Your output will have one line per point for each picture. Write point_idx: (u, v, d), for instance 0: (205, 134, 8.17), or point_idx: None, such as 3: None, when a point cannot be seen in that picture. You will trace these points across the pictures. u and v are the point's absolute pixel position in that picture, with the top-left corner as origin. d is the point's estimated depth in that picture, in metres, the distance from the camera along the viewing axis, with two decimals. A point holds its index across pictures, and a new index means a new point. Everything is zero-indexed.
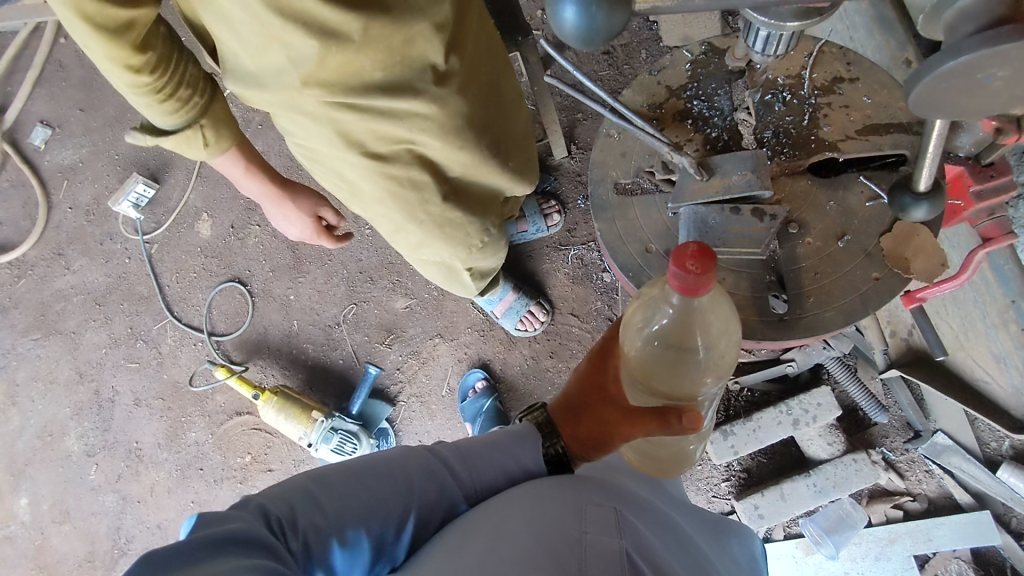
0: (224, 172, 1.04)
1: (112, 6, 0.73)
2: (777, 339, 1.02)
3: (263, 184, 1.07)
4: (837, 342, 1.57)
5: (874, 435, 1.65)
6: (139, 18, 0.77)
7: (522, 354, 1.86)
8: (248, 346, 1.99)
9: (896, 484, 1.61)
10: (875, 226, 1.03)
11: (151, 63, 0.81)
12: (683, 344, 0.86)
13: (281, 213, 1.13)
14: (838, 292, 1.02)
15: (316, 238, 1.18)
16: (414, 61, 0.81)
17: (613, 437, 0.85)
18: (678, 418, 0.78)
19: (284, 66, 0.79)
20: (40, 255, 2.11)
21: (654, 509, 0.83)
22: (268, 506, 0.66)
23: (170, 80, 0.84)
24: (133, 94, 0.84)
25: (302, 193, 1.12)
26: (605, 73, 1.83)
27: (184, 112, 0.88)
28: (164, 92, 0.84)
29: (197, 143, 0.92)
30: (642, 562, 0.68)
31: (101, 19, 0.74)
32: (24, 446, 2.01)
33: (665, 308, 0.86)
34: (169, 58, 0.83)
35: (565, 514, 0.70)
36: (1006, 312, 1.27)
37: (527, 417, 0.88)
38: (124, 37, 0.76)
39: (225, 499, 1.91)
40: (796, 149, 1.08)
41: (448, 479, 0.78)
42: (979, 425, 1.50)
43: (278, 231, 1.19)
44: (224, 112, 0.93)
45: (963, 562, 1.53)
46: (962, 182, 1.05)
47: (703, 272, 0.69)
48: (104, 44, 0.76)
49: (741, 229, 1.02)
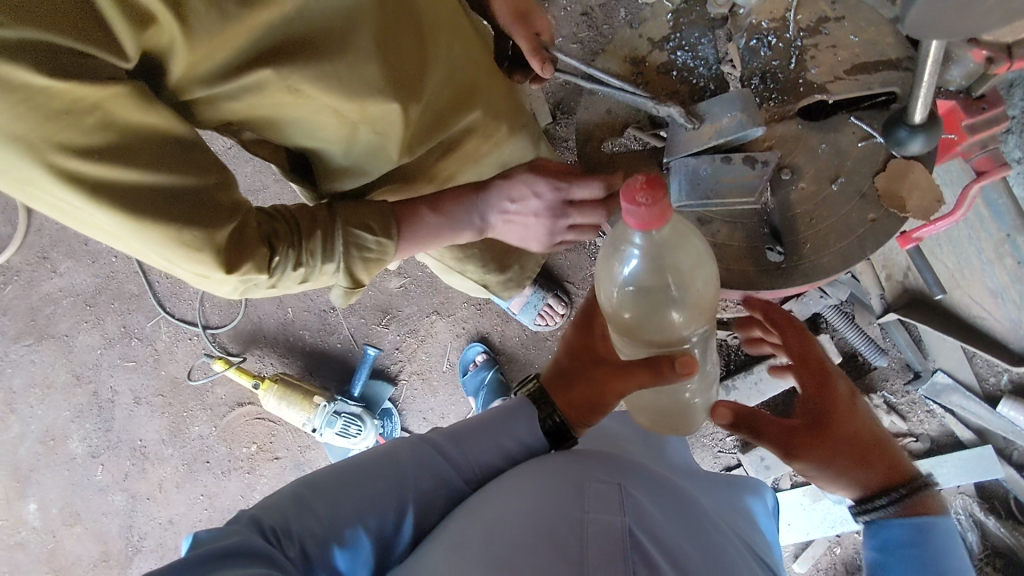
0: (436, 230, 0.93)
1: (209, 234, 0.67)
2: (775, 288, 1.02)
3: (463, 205, 0.94)
4: (834, 289, 1.58)
5: (875, 379, 1.65)
6: (241, 208, 0.71)
7: (519, 326, 1.85)
8: (244, 338, 1.97)
9: (898, 426, 1.62)
10: (869, 166, 1.02)
11: (277, 235, 0.75)
12: (661, 280, 0.84)
13: (512, 209, 0.95)
14: (834, 236, 1.02)
15: (570, 191, 0.91)
16: (446, 83, 0.94)
17: (606, 396, 0.82)
18: (670, 366, 0.75)
19: (371, 139, 0.88)
20: (25, 260, 2.03)
21: (658, 478, 0.81)
22: (260, 517, 0.66)
23: (300, 231, 0.77)
24: (286, 276, 0.78)
25: (500, 178, 0.95)
26: (585, 35, 1.80)
27: (338, 244, 0.80)
28: (308, 244, 0.78)
29: (372, 255, 0.85)
30: (644, 537, 0.66)
31: (213, 251, 0.68)
32: (27, 452, 2.01)
33: (626, 250, 0.84)
34: (280, 217, 0.77)
35: (566, 495, 0.69)
36: (1001, 247, 1.32)
37: (521, 390, 0.85)
38: (241, 240, 0.70)
39: (234, 490, 1.93)
40: (785, 94, 1.06)
41: (444, 466, 0.76)
42: (977, 362, 1.53)
43: (553, 235, 0.97)
44: (370, 207, 0.84)
45: (968, 496, 1.57)
46: (954, 117, 1.02)
47: (654, 203, 0.65)
48: (241, 269, 0.71)
49: (734, 178, 1.01)
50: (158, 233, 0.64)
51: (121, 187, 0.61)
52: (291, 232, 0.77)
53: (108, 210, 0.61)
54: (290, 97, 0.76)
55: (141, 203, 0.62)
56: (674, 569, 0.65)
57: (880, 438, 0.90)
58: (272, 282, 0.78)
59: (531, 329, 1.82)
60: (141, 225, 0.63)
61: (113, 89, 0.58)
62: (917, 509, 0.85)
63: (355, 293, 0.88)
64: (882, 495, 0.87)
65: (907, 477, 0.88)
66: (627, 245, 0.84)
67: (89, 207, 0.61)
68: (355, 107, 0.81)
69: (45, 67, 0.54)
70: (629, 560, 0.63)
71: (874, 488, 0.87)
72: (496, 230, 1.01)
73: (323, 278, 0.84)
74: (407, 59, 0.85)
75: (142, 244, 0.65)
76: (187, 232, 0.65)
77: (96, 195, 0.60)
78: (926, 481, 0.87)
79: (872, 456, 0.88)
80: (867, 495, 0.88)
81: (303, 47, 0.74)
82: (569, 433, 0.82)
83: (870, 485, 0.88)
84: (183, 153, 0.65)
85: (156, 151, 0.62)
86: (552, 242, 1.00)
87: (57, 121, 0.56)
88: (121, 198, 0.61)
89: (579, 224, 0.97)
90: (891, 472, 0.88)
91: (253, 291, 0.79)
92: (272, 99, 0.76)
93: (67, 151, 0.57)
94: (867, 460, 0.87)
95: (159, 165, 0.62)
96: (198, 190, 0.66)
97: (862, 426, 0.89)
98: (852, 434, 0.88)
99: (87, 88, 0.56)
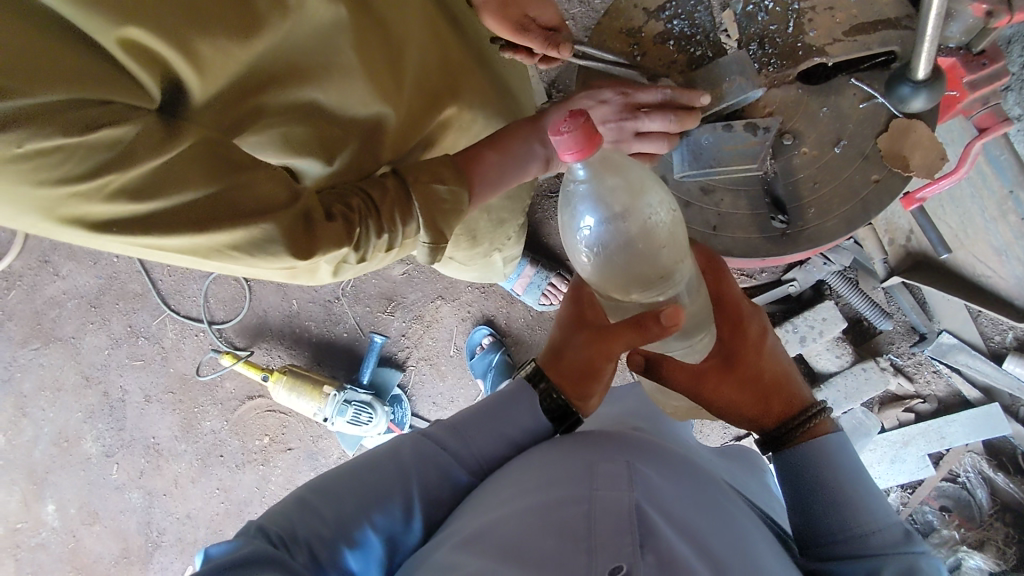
0: (498, 169, 0.89)
1: (274, 221, 0.64)
2: (781, 255, 1.04)
3: (520, 138, 0.91)
4: (837, 256, 1.58)
5: (880, 342, 1.64)
6: (299, 193, 0.68)
7: (524, 307, 1.85)
8: (250, 332, 1.97)
9: (906, 388, 1.63)
10: (871, 128, 1.01)
11: (350, 211, 0.71)
12: (626, 235, 0.84)
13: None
14: (837, 200, 1.03)
15: (635, 95, 0.96)
16: (424, 81, 0.93)
17: (597, 363, 0.81)
18: (654, 320, 0.76)
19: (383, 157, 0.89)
20: (26, 264, 2.02)
21: (672, 456, 0.80)
22: (267, 525, 0.67)
23: (372, 201, 0.73)
24: (371, 246, 0.74)
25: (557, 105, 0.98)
26: (577, 11, 1.78)
27: (417, 211, 0.75)
28: (385, 208, 0.73)
29: (449, 206, 0.78)
30: (653, 511, 0.63)
31: (289, 239, 0.65)
32: (42, 455, 2.03)
33: (579, 215, 0.85)
34: (349, 194, 0.73)
35: (575, 478, 0.68)
36: (1005, 204, 1.33)
37: (518, 372, 0.85)
38: (310, 222, 0.67)
39: (249, 482, 1.96)
40: (783, 59, 1.05)
41: (446, 460, 0.76)
42: (982, 321, 1.54)
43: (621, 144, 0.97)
44: (431, 164, 0.78)
45: (976, 455, 1.58)
46: (955, 73, 1.01)
47: (578, 125, 0.65)
48: (318, 251, 0.67)
49: (735, 145, 1.01)
50: (227, 243, 0.62)
51: (174, 215, 0.59)
52: (364, 204, 0.72)
53: (171, 238, 0.59)
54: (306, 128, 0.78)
55: (200, 221, 0.59)
56: (685, 539, 0.62)
57: (785, 374, 0.90)
58: (361, 257, 0.75)
59: (536, 309, 1.83)
60: (213, 238, 0.61)
61: (140, 126, 0.56)
62: (811, 438, 0.84)
63: (439, 251, 0.80)
64: (780, 432, 0.86)
65: (805, 406, 0.87)
66: (582, 209, 0.84)
67: (156, 243, 0.59)
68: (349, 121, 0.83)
69: (78, 126, 0.53)
70: (638, 532, 0.60)
71: (772, 425, 0.87)
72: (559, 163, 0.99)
73: (406, 244, 0.80)
74: (383, 69, 0.85)
75: (215, 257, 0.63)
76: (259, 225, 0.63)
77: (152, 231, 0.58)
78: (823, 407, 0.85)
79: (768, 397, 0.87)
80: (765, 433, 0.88)
81: (298, 74, 0.75)
82: (572, 409, 0.80)
83: (766, 424, 0.87)
84: (214, 160, 0.61)
85: (191, 168, 0.59)
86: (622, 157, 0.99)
87: (94, 179, 0.54)
88: (185, 219, 0.59)
89: (650, 131, 0.97)
90: (787, 408, 0.87)
91: (344, 270, 0.77)
92: (291, 137, 0.77)
93: (116, 201, 0.56)
94: (764, 403, 0.87)
95: (199, 179, 0.59)
96: (242, 188, 0.62)
97: (767, 368, 0.88)
98: (753, 378, 0.88)
99: (119, 132, 0.55)
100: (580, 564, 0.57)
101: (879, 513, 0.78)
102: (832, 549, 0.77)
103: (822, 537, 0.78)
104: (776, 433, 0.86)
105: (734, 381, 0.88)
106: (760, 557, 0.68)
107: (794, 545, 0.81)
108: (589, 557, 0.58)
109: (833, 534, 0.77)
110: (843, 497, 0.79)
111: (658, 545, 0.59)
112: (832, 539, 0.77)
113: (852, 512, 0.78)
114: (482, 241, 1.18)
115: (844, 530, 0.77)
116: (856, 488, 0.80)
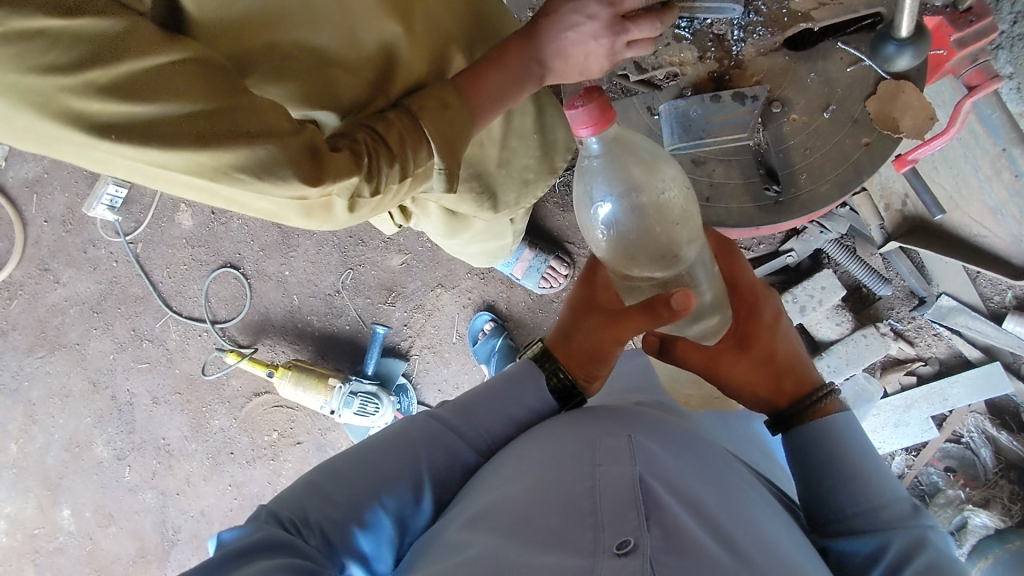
0: (502, 85, 0.84)
1: (277, 142, 0.61)
2: (775, 222, 1.04)
3: (516, 55, 0.86)
4: (834, 224, 1.58)
5: (880, 308, 1.64)
6: (305, 127, 0.65)
7: (524, 290, 1.86)
8: (253, 329, 1.98)
9: (907, 352, 1.64)
10: (860, 90, 1.01)
11: (357, 144, 0.69)
12: (639, 209, 0.84)
13: (569, 41, 0.88)
14: (830, 164, 1.03)
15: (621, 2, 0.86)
16: (437, 25, 0.90)
17: (605, 347, 0.82)
18: (665, 305, 0.74)
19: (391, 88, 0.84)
20: (27, 273, 2.02)
21: (676, 429, 0.81)
22: (278, 511, 0.67)
23: (379, 134, 0.71)
24: (386, 177, 0.71)
25: (542, 17, 0.88)
26: None
27: (431, 139, 0.74)
28: (390, 139, 0.71)
29: (453, 123, 0.76)
30: (656, 483, 0.64)
31: (296, 159, 0.62)
32: (54, 461, 2.05)
33: (593, 198, 0.86)
34: (353, 130, 0.70)
35: (578, 452, 0.69)
36: (998, 161, 1.33)
37: (525, 353, 0.86)
38: (316, 149, 0.64)
39: (261, 477, 1.97)
40: (770, 26, 1.04)
41: (454, 440, 0.78)
42: (982, 282, 1.54)
43: (613, 56, 0.91)
44: (432, 91, 0.77)
45: (979, 414, 1.59)
46: (942, 32, 1.01)
47: (591, 101, 0.69)
48: (325, 179, 0.64)
49: (725, 116, 1.02)
50: (232, 164, 0.59)
51: (174, 125, 0.56)
52: (371, 138, 0.70)
53: (173, 151, 0.56)
54: (310, 60, 0.77)
55: (197, 135, 0.57)
56: (689, 510, 0.62)
57: (797, 357, 0.89)
58: (375, 190, 0.72)
59: (535, 292, 1.84)
60: (215, 157, 0.58)
61: (130, 24, 0.54)
62: (820, 417, 0.83)
63: (455, 177, 0.79)
64: (791, 411, 0.85)
65: (816, 387, 0.86)
66: (596, 190, 0.85)
67: (157, 158, 0.57)
68: (363, 58, 0.81)
69: (59, 9, 0.51)
70: (642, 506, 0.61)
71: (783, 405, 0.87)
72: (554, 76, 0.92)
73: (421, 174, 0.76)
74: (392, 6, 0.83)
75: (223, 184, 0.60)
76: (261, 146, 0.60)
77: (149, 142, 0.55)
78: (833, 389, 0.85)
79: (781, 376, 0.87)
80: (775, 413, 0.87)
81: (305, 9, 0.74)
82: (576, 389, 0.83)
83: (779, 403, 0.87)
84: (214, 78, 0.59)
85: (189, 80, 0.57)
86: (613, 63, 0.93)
87: (80, 72, 0.52)
88: (180, 129, 0.56)
89: (637, 39, 0.90)
90: (800, 389, 0.87)
91: (361, 207, 0.73)
92: (294, 66, 0.76)
93: (109, 101, 0.53)
94: (776, 382, 0.87)
95: (198, 93, 0.57)
96: (245, 111, 0.60)
97: (781, 348, 0.88)
98: (766, 359, 0.88)
99: (105, 24, 0.53)
100: (587, 538, 0.59)
101: (886, 485, 0.77)
102: (842, 526, 0.76)
103: (832, 514, 0.78)
104: (786, 413, 0.86)
105: (747, 361, 0.88)
106: (762, 521, 0.69)
107: (807, 522, 0.81)
108: (595, 533, 0.59)
109: (844, 512, 0.76)
110: (852, 471, 0.78)
111: (664, 518, 0.60)
112: (842, 516, 0.76)
113: (862, 487, 0.77)
114: (504, 198, 1.15)
115: (855, 506, 0.76)
116: (865, 462, 0.79)
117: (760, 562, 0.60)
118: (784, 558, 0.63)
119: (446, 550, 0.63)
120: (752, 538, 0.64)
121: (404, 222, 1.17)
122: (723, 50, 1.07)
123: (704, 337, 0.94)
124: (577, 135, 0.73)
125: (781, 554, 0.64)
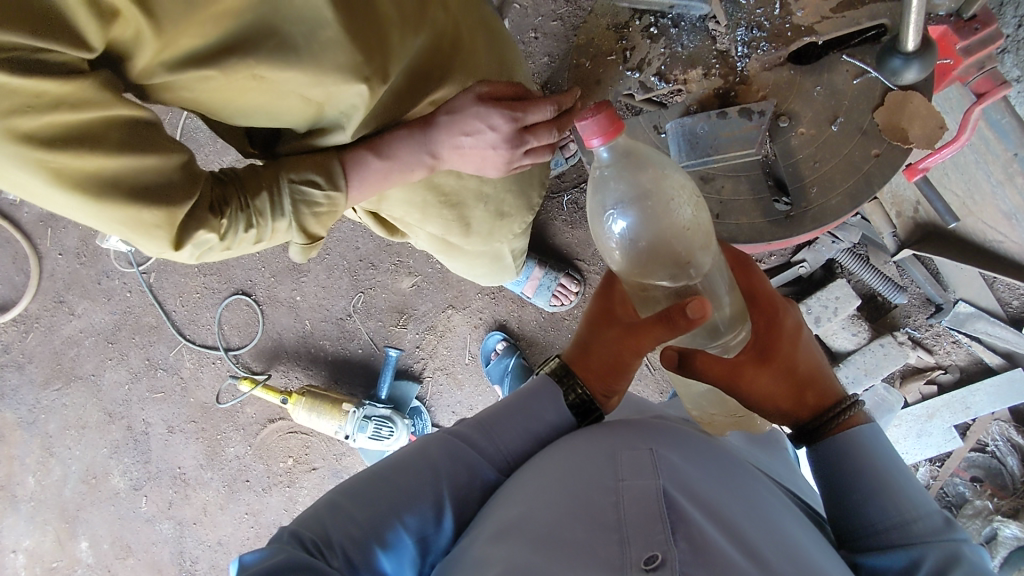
0: (385, 173, 0.84)
1: (161, 206, 0.63)
2: (789, 236, 1.04)
3: (409, 146, 0.84)
4: (846, 233, 1.56)
5: (897, 317, 1.62)
6: (198, 177, 0.67)
7: (536, 309, 1.85)
8: (267, 355, 1.98)
9: (926, 360, 1.61)
10: (868, 102, 1.01)
11: (226, 199, 0.71)
12: (654, 218, 0.83)
13: (466, 144, 0.85)
14: (840, 176, 1.02)
15: (525, 117, 0.83)
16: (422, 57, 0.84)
17: (624, 360, 0.82)
18: (681, 315, 0.73)
19: (338, 125, 0.81)
20: (42, 306, 2.05)
21: (693, 438, 0.80)
22: (300, 531, 0.67)
23: (246, 192, 0.73)
24: (241, 239, 0.73)
25: (444, 109, 0.84)
26: None
27: (285, 200, 0.75)
28: (255, 202, 0.73)
29: (323, 209, 0.79)
30: (681, 495, 0.63)
31: (166, 224, 0.65)
32: (71, 493, 2.05)
33: (607, 209, 0.85)
34: (227, 182, 0.72)
35: (600, 465, 0.68)
36: (1011, 166, 1.30)
37: (541, 369, 0.86)
38: (197, 212, 0.67)
39: (277, 505, 1.97)
40: (773, 41, 1.06)
41: (474, 456, 0.77)
42: (999, 287, 1.52)
43: (511, 163, 0.89)
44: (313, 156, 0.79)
45: (1003, 422, 1.57)
46: (947, 40, 1.01)
47: (602, 112, 0.69)
48: (185, 242, 0.67)
49: (732, 131, 1.03)
50: (116, 218, 0.62)
51: (82, 176, 0.58)
52: (237, 192, 0.72)
53: (63, 194, 0.58)
54: (255, 83, 0.70)
55: (98, 190, 0.59)
56: (715, 522, 0.61)
57: (819, 368, 0.88)
58: (227, 248, 0.74)
59: (548, 310, 1.83)
60: (104, 209, 0.61)
61: (71, 85, 0.54)
62: (844, 430, 0.82)
63: (310, 249, 0.83)
64: (814, 424, 0.83)
65: (838, 400, 0.85)
66: (608, 201, 0.85)
67: (46, 194, 0.59)
68: (321, 91, 0.74)
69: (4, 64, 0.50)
70: (669, 519, 0.60)
71: (806, 418, 0.85)
72: (447, 164, 0.90)
73: (278, 237, 0.80)
74: (374, 51, 0.75)
75: (97, 223, 0.63)
76: (148, 212, 0.63)
77: (52, 184, 0.57)
78: (857, 400, 0.83)
79: (803, 388, 0.85)
80: (799, 427, 0.85)
81: (268, 39, 0.66)
82: (595, 404, 0.83)
83: (802, 417, 0.85)
84: (148, 138, 0.61)
85: (116, 134, 0.59)
86: (510, 169, 0.91)
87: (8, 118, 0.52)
88: (84, 184, 0.58)
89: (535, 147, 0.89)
90: (822, 400, 0.85)
91: (212, 257, 0.75)
92: (240, 87, 0.70)
93: (25, 145, 0.54)
94: (798, 394, 0.85)
95: (120, 146, 0.59)
96: (154, 171, 0.62)
97: (801, 360, 0.86)
98: (788, 369, 0.85)
99: (47, 85, 0.53)
100: (612, 553, 0.58)
101: (919, 498, 0.75)
102: (873, 541, 0.75)
103: (862, 530, 0.76)
104: (810, 426, 0.84)
105: (769, 372, 0.85)
106: (782, 522, 0.68)
107: (834, 537, 0.80)
108: (622, 547, 0.58)
109: (873, 526, 0.75)
110: (880, 484, 0.76)
111: (691, 532, 0.59)
112: (873, 531, 0.75)
113: (891, 498, 0.75)
114: (476, 231, 1.15)
115: (885, 520, 0.74)
116: (892, 472, 0.77)
117: (779, 563, 0.60)
118: (804, 561, 0.62)
119: (471, 566, 0.62)
120: (777, 546, 0.63)
121: (399, 236, 1.21)
122: (727, 66, 1.08)
123: (728, 349, 0.95)
124: (589, 146, 0.73)
125: (801, 555, 0.63)
